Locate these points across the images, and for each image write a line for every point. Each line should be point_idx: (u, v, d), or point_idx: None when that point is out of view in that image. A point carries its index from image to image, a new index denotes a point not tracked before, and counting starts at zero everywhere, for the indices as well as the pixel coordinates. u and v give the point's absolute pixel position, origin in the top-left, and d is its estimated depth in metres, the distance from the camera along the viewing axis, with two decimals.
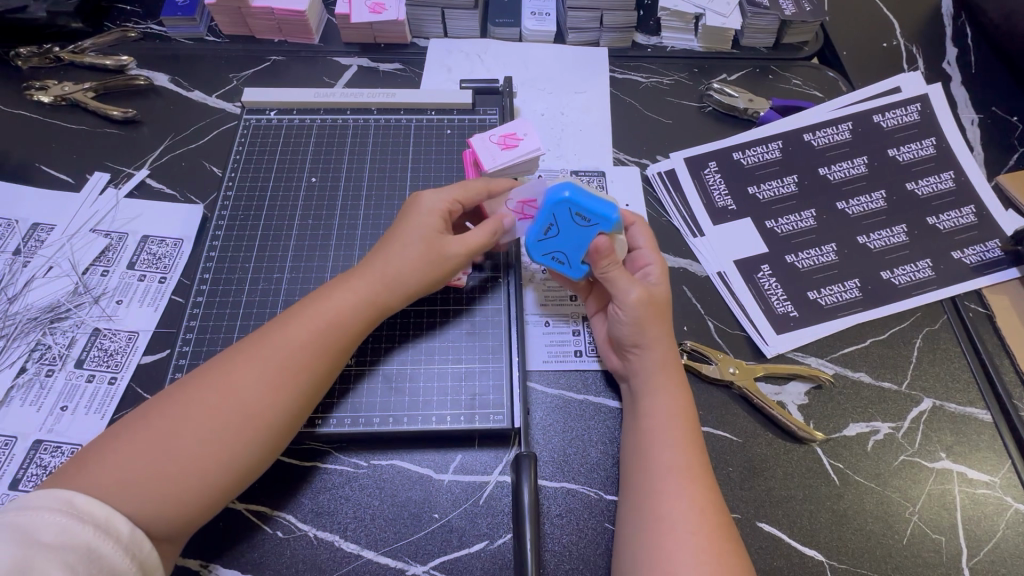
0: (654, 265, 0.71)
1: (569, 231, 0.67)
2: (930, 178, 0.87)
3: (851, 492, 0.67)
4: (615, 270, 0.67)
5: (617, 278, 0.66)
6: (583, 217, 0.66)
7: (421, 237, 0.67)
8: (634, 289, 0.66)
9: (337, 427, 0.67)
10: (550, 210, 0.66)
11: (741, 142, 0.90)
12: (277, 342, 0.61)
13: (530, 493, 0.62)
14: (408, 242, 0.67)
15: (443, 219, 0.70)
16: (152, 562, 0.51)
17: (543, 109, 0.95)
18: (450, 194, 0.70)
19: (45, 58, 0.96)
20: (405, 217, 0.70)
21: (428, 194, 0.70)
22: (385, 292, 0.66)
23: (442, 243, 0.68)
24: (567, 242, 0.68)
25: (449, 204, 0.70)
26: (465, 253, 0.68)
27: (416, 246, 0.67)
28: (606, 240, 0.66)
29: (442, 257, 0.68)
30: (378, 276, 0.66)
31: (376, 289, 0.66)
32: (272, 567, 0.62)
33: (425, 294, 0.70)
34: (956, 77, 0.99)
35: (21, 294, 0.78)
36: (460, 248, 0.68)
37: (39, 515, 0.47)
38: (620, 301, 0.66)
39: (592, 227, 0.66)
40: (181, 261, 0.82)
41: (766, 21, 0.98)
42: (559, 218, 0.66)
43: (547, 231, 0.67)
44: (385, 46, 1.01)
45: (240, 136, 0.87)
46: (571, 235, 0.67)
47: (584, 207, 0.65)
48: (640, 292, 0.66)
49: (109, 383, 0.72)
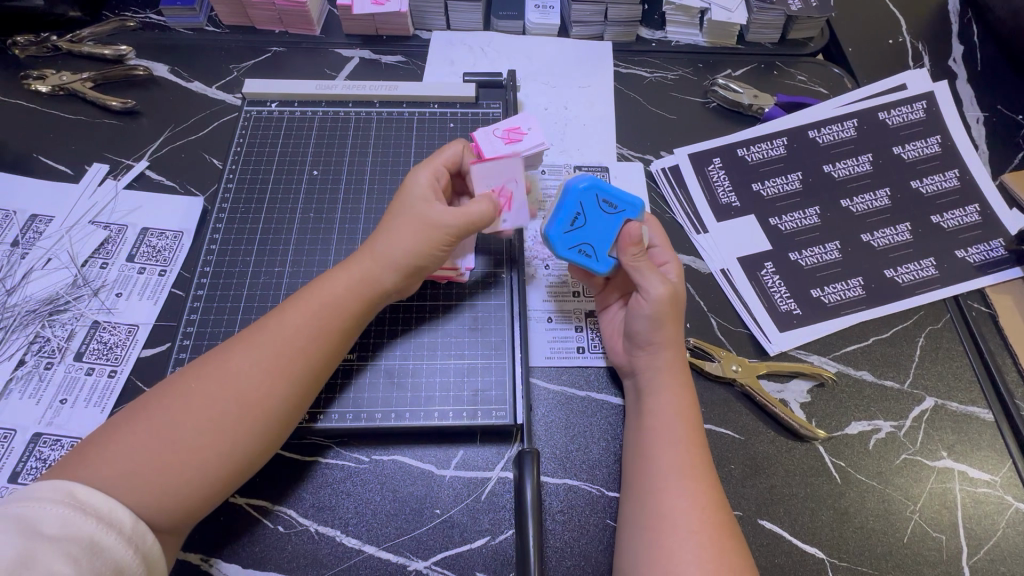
0: (671, 262, 0.71)
1: (597, 218, 0.68)
2: (935, 176, 0.87)
3: (853, 490, 0.67)
4: (642, 262, 0.67)
5: (645, 271, 0.66)
6: (610, 204, 0.68)
7: (410, 211, 0.67)
8: (661, 284, 0.65)
9: (337, 423, 0.67)
10: (578, 198, 0.68)
11: (745, 138, 0.90)
12: (274, 329, 0.61)
13: (532, 490, 0.62)
14: (399, 219, 0.67)
15: (430, 191, 0.68)
16: (154, 555, 0.51)
17: (547, 104, 0.94)
18: (432, 168, 0.70)
19: (43, 47, 0.95)
20: (396, 198, 0.69)
21: (414, 172, 0.70)
22: (379, 272, 0.65)
23: (427, 213, 0.66)
24: (594, 231, 0.68)
25: (433, 177, 0.69)
26: (454, 220, 0.65)
27: (408, 218, 0.66)
28: (636, 226, 0.68)
29: (430, 226, 0.65)
30: (371, 254, 0.66)
31: (369, 265, 0.65)
32: (274, 562, 0.62)
33: (419, 266, 0.66)
34: (961, 75, 0.99)
35: (20, 286, 0.77)
36: (450, 215, 0.66)
37: (40, 507, 0.47)
38: (646, 294, 0.65)
39: (619, 213, 0.68)
40: (181, 254, 0.81)
41: (771, 16, 0.97)
42: (586, 205, 0.68)
43: (574, 221, 0.68)
44: (387, 38, 1.00)
45: (240, 129, 0.87)
46: (599, 224, 0.68)
47: (611, 193, 0.68)
48: (666, 288, 0.66)
49: (109, 376, 0.72)
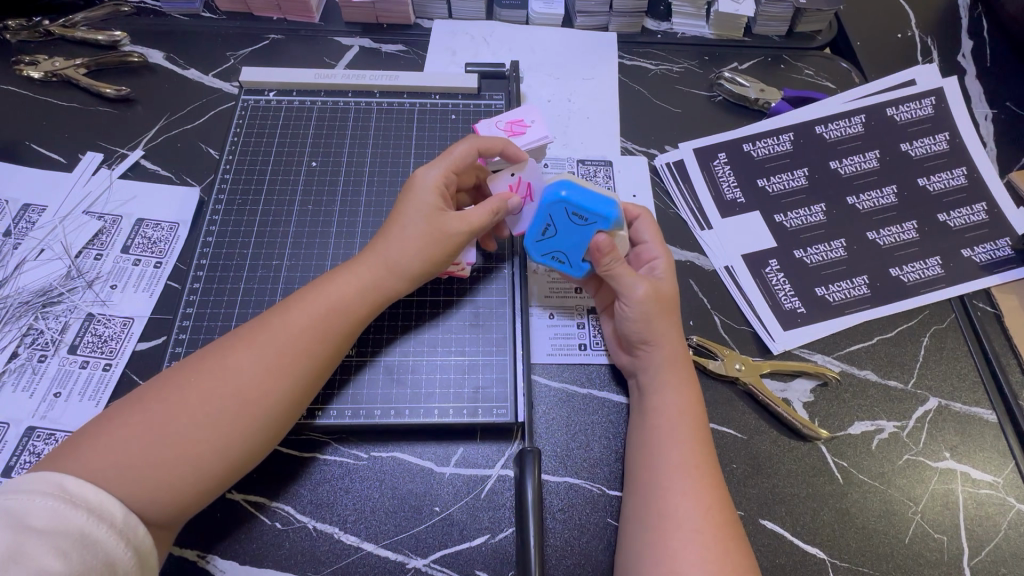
0: (658, 259, 0.69)
1: (568, 230, 0.67)
2: (942, 175, 0.86)
3: (855, 491, 0.67)
4: (619, 267, 0.65)
5: (621, 275, 0.65)
6: (579, 216, 0.65)
7: (420, 218, 0.65)
8: (640, 284, 0.65)
9: (336, 419, 0.66)
10: (545, 211, 0.66)
11: (752, 133, 0.89)
12: (278, 326, 0.59)
13: (534, 488, 0.61)
14: (405, 225, 0.65)
15: (440, 196, 0.67)
16: (147, 549, 0.50)
17: (550, 96, 0.93)
18: (443, 167, 0.67)
19: (34, 32, 0.93)
20: (403, 197, 0.67)
21: (421, 170, 0.68)
22: (390, 278, 0.65)
23: (440, 223, 0.65)
24: (566, 241, 0.68)
25: (445, 177, 0.67)
26: (465, 229, 0.65)
27: (416, 226, 0.65)
28: (605, 238, 0.64)
29: (442, 236, 0.65)
30: (378, 258, 0.65)
31: (373, 271, 0.64)
32: (271, 558, 0.61)
33: (429, 277, 0.67)
34: (970, 70, 0.98)
35: (10, 277, 0.76)
36: (459, 225, 0.65)
37: (31, 500, 0.46)
38: (626, 297, 0.65)
39: (591, 225, 0.66)
40: (177, 246, 0.80)
41: (779, 8, 0.95)
42: (555, 217, 0.66)
43: (545, 233, 0.68)
44: (387, 27, 0.98)
45: (237, 118, 0.85)
46: (570, 233, 0.67)
47: (580, 205, 0.65)
48: (647, 287, 0.65)
49: (104, 370, 0.71)
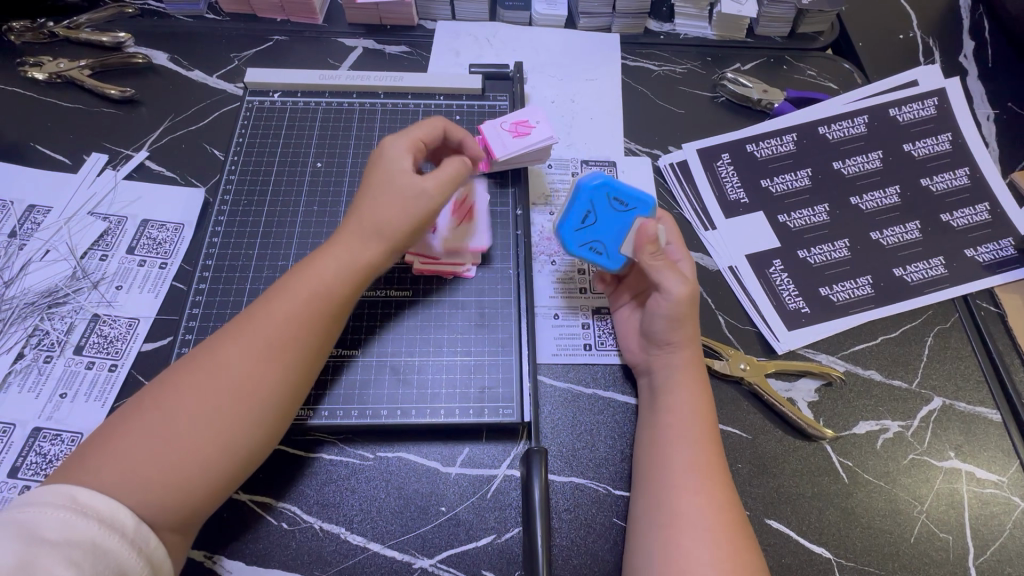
0: (685, 260, 0.70)
1: (607, 218, 0.68)
2: (946, 175, 0.86)
3: (861, 490, 0.67)
4: (660, 262, 0.66)
5: (663, 269, 0.66)
6: (620, 202, 0.68)
7: (393, 183, 0.66)
8: (680, 281, 0.66)
9: (342, 419, 0.66)
10: (587, 197, 0.67)
11: (755, 133, 0.89)
12: (265, 319, 0.59)
13: (541, 488, 0.61)
14: (379, 192, 0.66)
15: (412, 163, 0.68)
16: (159, 559, 0.50)
17: (554, 97, 0.93)
18: (411, 137, 0.69)
19: (38, 33, 0.93)
20: (373, 168, 0.68)
21: (388, 142, 0.69)
22: (367, 248, 0.65)
23: (417, 185, 0.66)
24: (604, 230, 0.68)
25: (413, 146, 0.69)
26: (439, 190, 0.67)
27: (390, 192, 0.66)
28: (650, 223, 0.67)
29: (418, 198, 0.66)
30: (354, 230, 0.65)
31: (351, 246, 0.64)
32: (278, 559, 0.61)
33: (403, 243, 0.67)
34: (972, 71, 0.98)
35: (17, 278, 0.76)
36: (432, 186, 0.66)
37: (43, 512, 0.46)
38: (666, 293, 0.65)
39: (632, 211, 0.68)
40: (181, 246, 0.80)
41: (782, 10, 0.96)
42: (597, 205, 0.68)
43: (586, 220, 0.68)
44: (390, 28, 0.98)
45: (242, 119, 0.85)
46: (611, 221, 0.68)
47: (622, 191, 0.67)
48: (685, 286, 0.66)
49: (109, 370, 0.71)
